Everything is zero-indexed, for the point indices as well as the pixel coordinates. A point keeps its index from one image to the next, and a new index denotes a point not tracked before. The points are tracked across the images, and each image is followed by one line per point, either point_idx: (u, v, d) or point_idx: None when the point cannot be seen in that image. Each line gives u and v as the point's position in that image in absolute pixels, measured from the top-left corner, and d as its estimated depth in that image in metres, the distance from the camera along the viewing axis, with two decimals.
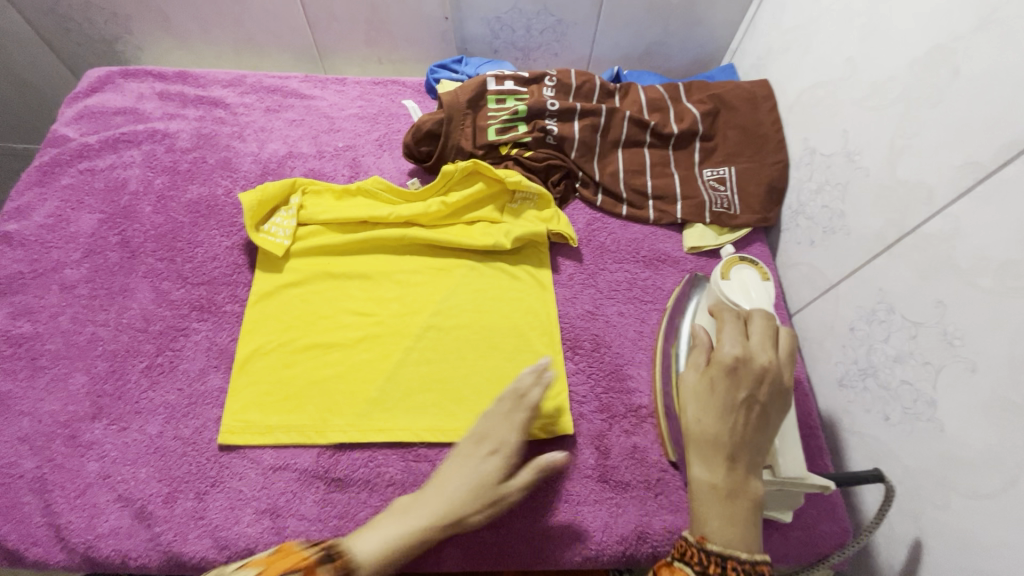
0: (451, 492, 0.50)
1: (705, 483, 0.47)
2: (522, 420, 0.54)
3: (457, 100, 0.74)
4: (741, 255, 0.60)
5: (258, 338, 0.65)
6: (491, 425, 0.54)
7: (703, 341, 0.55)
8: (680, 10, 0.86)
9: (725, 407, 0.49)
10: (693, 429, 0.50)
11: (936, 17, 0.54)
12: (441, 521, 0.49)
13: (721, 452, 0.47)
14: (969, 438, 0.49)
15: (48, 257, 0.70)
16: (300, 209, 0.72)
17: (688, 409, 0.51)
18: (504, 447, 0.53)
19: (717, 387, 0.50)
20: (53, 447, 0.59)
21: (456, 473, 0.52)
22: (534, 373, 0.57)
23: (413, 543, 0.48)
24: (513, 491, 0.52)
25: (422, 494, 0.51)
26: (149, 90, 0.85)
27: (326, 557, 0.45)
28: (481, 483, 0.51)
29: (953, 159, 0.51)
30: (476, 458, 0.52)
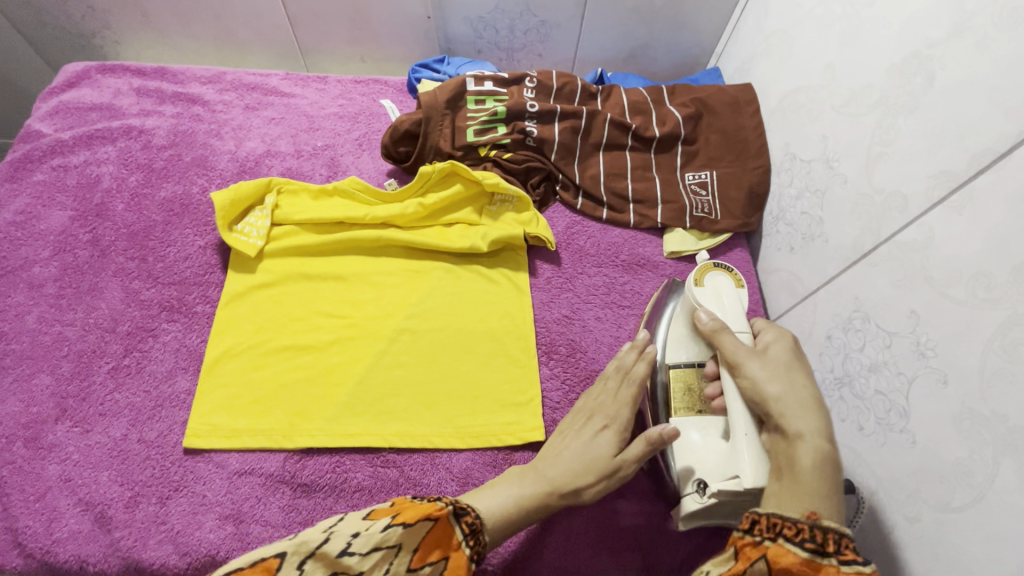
0: (566, 465, 0.53)
1: (820, 454, 0.46)
2: (631, 396, 0.57)
3: (435, 100, 0.73)
4: (715, 261, 0.61)
5: (227, 340, 0.64)
6: (599, 403, 0.57)
7: (718, 325, 0.55)
8: (663, 13, 0.86)
9: (813, 382, 0.51)
10: (799, 398, 0.49)
11: (912, 24, 0.53)
12: (560, 488, 0.52)
13: (825, 424, 0.48)
14: (940, 450, 0.48)
15: (16, 254, 0.69)
16: (275, 209, 0.71)
17: (780, 381, 0.50)
18: (614, 422, 0.56)
19: (802, 366, 0.52)
20: (14, 450, 0.57)
21: (571, 444, 0.55)
22: (635, 350, 0.58)
23: (534, 505, 0.52)
24: (628, 464, 0.53)
25: (539, 463, 0.55)
26: (127, 86, 0.84)
27: (458, 510, 0.48)
28: (594, 456, 0.54)
29: (927, 168, 0.50)
30: (589, 431, 0.56)
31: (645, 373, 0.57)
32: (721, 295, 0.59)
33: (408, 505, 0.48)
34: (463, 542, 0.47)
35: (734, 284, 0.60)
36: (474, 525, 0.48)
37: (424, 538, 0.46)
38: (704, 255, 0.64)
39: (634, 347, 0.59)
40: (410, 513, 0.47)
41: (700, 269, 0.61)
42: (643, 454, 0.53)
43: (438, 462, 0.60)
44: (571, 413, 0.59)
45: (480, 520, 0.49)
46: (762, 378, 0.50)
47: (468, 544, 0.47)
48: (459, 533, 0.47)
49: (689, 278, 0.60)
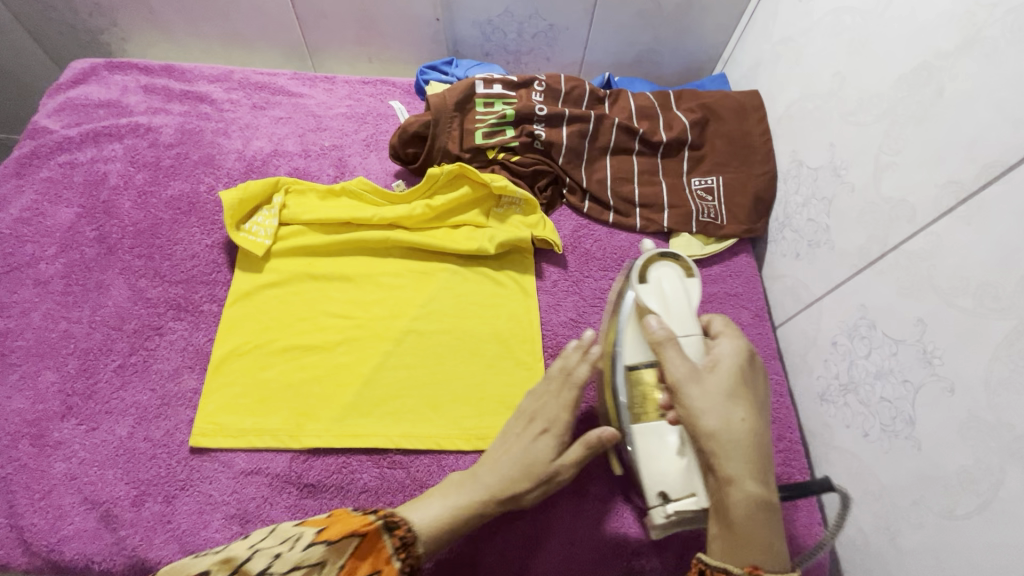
0: (505, 471, 0.54)
1: (759, 499, 0.47)
2: (572, 399, 0.57)
3: (444, 102, 0.73)
4: (662, 253, 0.58)
5: (234, 339, 0.64)
6: (541, 405, 0.57)
7: (666, 335, 0.51)
8: (671, 18, 0.86)
9: (754, 410, 0.49)
10: (736, 434, 0.47)
11: (921, 35, 0.54)
12: (498, 496, 0.53)
13: (764, 461, 0.48)
14: (945, 458, 0.48)
15: (23, 251, 0.69)
16: (282, 209, 0.71)
17: (715, 413, 0.48)
18: (555, 426, 0.56)
19: (745, 391, 0.50)
20: (19, 447, 0.57)
21: (511, 448, 0.55)
22: (580, 351, 0.58)
23: (472, 516, 0.52)
24: (564, 468, 0.55)
25: (477, 470, 0.55)
26: (134, 84, 0.84)
27: (390, 524, 0.48)
28: (532, 461, 0.54)
29: (935, 178, 0.51)
30: (529, 435, 0.56)
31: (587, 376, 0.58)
32: (663, 285, 0.55)
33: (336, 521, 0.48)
34: (394, 556, 0.47)
35: (681, 273, 0.57)
36: (406, 539, 0.48)
37: (349, 554, 0.46)
38: (648, 243, 0.62)
39: (580, 346, 0.59)
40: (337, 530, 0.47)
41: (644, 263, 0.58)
42: (580, 458, 0.55)
43: (444, 464, 0.60)
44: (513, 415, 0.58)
45: (414, 534, 0.48)
46: (700, 411, 0.48)
47: (399, 558, 0.47)
48: (389, 547, 0.47)
49: (635, 275, 0.57)
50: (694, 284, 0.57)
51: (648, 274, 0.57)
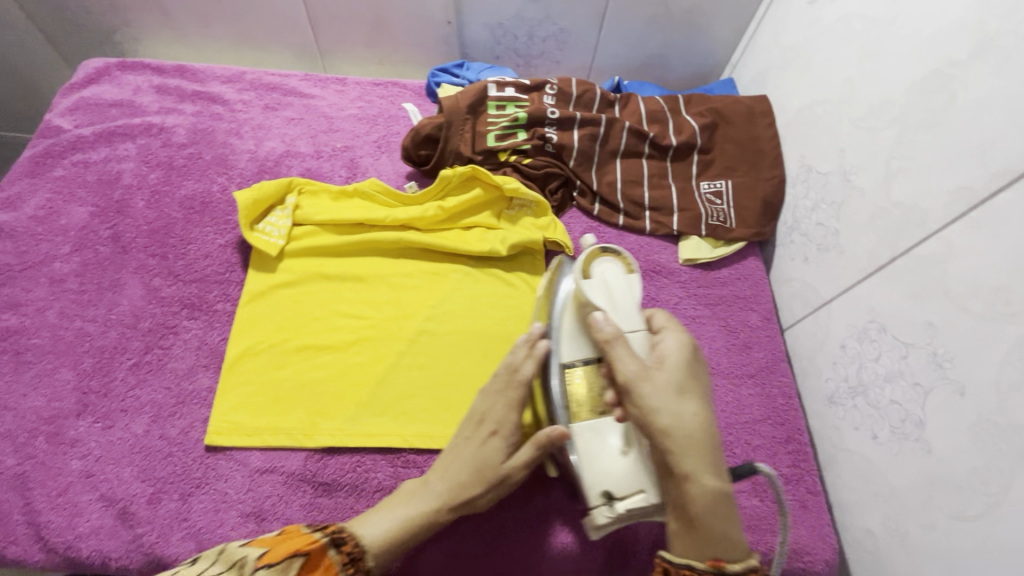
0: (455, 477, 0.54)
1: (716, 491, 0.48)
2: (519, 399, 0.56)
3: (457, 105, 0.74)
4: (603, 248, 0.58)
5: (248, 339, 0.65)
6: (490, 405, 0.57)
7: (613, 333, 0.52)
8: (681, 23, 0.87)
9: (703, 403, 0.51)
10: (689, 429, 0.48)
11: (932, 43, 0.54)
12: (448, 503, 0.53)
13: (716, 453, 0.49)
14: (956, 461, 0.49)
15: (37, 249, 0.69)
16: (296, 209, 0.71)
17: (667, 409, 0.49)
18: (503, 427, 0.55)
19: (692, 385, 0.51)
20: (36, 444, 0.58)
21: (460, 453, 0.55)
22: (527, 347, 0.58)
23: (424, 526, 0.52)
24: (514, 470, 0.54)
25: (430, 478, 0.55)
26: (147, 84, 0.84)
27: (337, 539, 0.48)
28: (482, 464, 0.54)
29: (946, 185, 0.52)
30: (478, 438, 0.55)
31: (532, 374, 0.57)
32: (609, 284, 0.56)
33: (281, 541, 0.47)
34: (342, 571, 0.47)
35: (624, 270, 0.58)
36: (354, 555, 0.48)
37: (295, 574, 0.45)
38: (589, 239, 0.62)
39: (525, 342, 0.58)
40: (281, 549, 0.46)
41: (588, 261, 0.58)
42: (530, 459, 0.54)
43: None
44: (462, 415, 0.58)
45: (362, 550, 0.49)
46: (653, 407, 0.49)
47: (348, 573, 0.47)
48: (337, 561, 0.47)
49: (577, 272, 0.57)
50: (637, 279, 0.57)
51: (592, 270, 0.57)
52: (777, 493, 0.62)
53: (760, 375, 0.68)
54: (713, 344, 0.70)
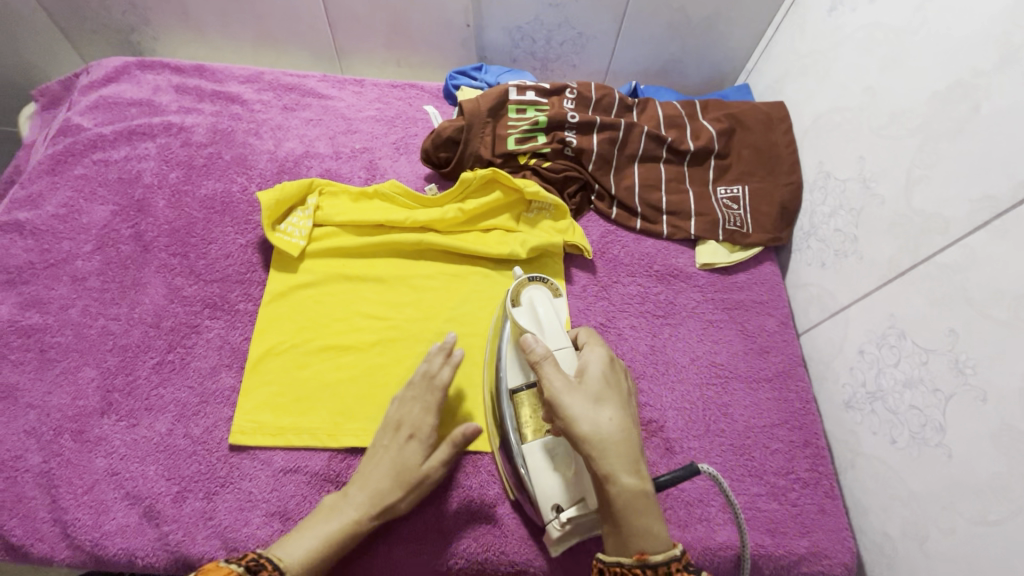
0: (376, 483, 0.55)
1: (636, 490, 0.45)
2: (435, 402, 0.59)
3: (478, 108, 0.74)
4: (530, 278, 0.61)
5: (271, 339, 0.65)
6: (405, 412, 0.59)
7: (544, 353, 0.51)
8: (698, 29, 0.88)
9: (621, 405, 0.49)
10: (609, 434, 0.46)
11: (957, 53, 0.55)
12: (370, 510, 0.54)
13: (637, 452, 0.47)
14: (977, 466, 0.50)
15: (59, 247, 0.69)
16: (317, 210, 0.72)
17: (583, 414, 0.47)
18: (420, 430, 0.58)
19: (609, 388, 0.50)
20: (61, 442, 0.58)
21: (380, 461, 0.56)
22: (442, 354, 0.61)
23: (347, 539, 0.52)
24: (434, 470, 0.57)
25: (349, 489, 0.55)
26: (166, 83, 0.85)
27: (254, 566, 0.45)
28: (403, 466, 0.56)
29: (971, 193, 0.52)
30: (397, 443, 0.57)
31: (449, 378, 0.60)
32: (537, 309, 0.58)
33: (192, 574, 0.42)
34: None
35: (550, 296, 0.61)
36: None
37: None
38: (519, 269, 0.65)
39: (440, 350, 0.61)
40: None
41: (516, 288, 0.61)
42: (449, 457, 0.58)
43: (479, 464, 0.61)
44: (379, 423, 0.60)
45: (282, 571, 0.46)
46: (573, 417, 0.47)
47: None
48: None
49: (507, 303, 0.60)
50: (561, 305, 0.61)
51: (522, 297, 0.60)
52: (796, 497, 0.62)
53: (778, 379, 0.69)
54: (731, 349, 0.71)
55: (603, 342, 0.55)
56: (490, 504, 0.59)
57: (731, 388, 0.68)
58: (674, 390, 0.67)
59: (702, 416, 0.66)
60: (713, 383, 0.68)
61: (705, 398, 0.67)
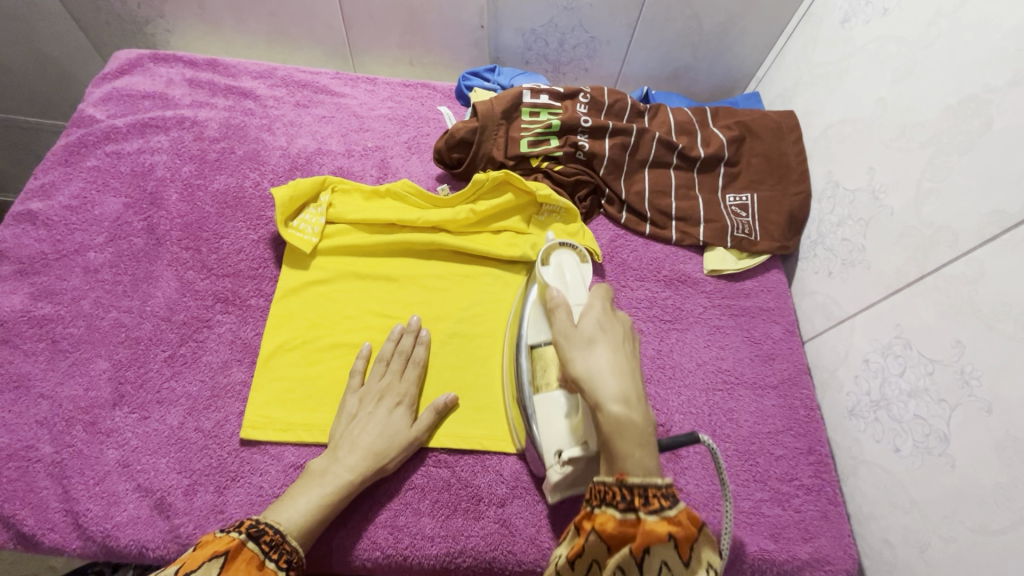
0: (367, 445, 0.57)
1: (623, 420, 0.44)
2: (417, 374, 0.63)
3: (492, 110, 0.74)
4: (560, 242, 0.64)
5: (283, 334, 0.65)
6: (389, 382, 0.62)
7: (559, 301, 0.54)
8: (710, 37, 0.88)
9: (618, 346, 0.49)
10: (599, 364, 0.47)
11: (970, 69, 0.56)
12: (363, 472, 0.56)
13: (630, 384, 0.46)
14: (980, 475, 0.51)
15: (72, 238, 0.69)
16: (329, 207, 0.72)
17: (577, 351, 0.48)
18: (406, 398, 0.62)
19: (605, 329, 0.50)
20: (73, 433, 0.58)
21: (367, 426, 0.59)
22: (411, 334, 0.65)
23: (342, 497, 0.54)
24: (422, 433, 0.60)
25: (338, 450, 0.57)
26: (179, 76, 0.84)
27: (255, 532, 0.48)
28: (392, 429, 0.59)
29: (980, 208, 0.53)
30: (383, 410, 0.60)
31: (425, 354, 0.65)
32: (564, 270, 0.60)
33: (194, 547, 0.46)
34: (266, 559, 0.47)
35: (577, 260, 0.62)
36: (276, 541, 0.48)
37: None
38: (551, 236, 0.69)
39: (407, 331, 0.65)
40: (197, 553, 0.45)
41: (546, 250, 0.64)
42: (433, 421, 0.61)
43: (487, 464, 0.62)
44: (357, 396, 0.62)
45: (283, 534, 0.49)
46: (569, 355, 0.49)
47: (273, 560, 0.48)
48: (258, 552, 0.47)
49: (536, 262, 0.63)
50: (588, 270, 0.62)
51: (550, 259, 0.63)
52: (799, 503, 0.63)
53: (783, 386, 0.70)
54: (737, 355, 0.71)
55: (611, 291, 0.54)
56: (498, 503, 0.60)
57: (736, 394, 0.69)
58: (680, 395, 0.68)
59: (708, 421, 0.67)
60: (720, 388, 0.69)
61: (711, 404, 0.68)
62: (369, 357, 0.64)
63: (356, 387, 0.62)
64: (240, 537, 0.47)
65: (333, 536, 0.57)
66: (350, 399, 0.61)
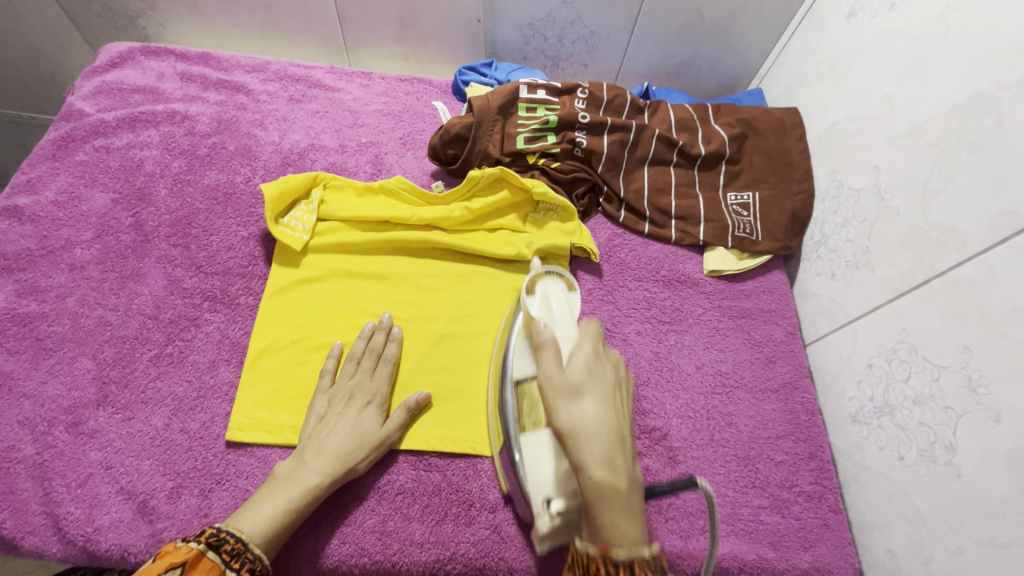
0: (335, 447, 0.56)
1: (606, 487, 0.41)
2: (388, 372, 0.62)
3: (488, 106, 0.72)
4: (546, 268, 0.60)
5: (272, 333, 0.64)
6: (359, 382, 0.61)
7: (548, 337, 0.50)
8: (712, 33, 0.87)
9: (606, 397, 0.44)
10: (585, 421, 0.43)
11: (980, 65, 0.54)
12: (330, 473, 0.54)
13: (617, 445, 0.42)
14: (987, 487, 0.49)
15: (58, 234, 0.68)
16: (321, 204, 0.70)
17: (563, 403, 0.44)
18: (377, 397, 0.60)
19: (593, 377, 0.46)
20: (56, 434, 0.57)
21: (336, 426, 0.57)
22: (382, 332, 0.63)
23: (308, 501, 0.53)
24: (393, 433, 0.59)
25: (305, 453, 0.55)
26: (171, 70, 0.83)
27: (216, 541, 0.48)
28: (362, 429, 0.57)
29: (990, 209, 0.52)
30: (352, 410, 0.58)
31: (397, 352, 0.63)
32: (550, 300, 0.56)
33: (154, 557, 0.46)
34: (227, 569, 0.47)
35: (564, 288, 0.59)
36: (237, 549, 0.48)
37: None
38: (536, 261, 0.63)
39: (379, 328, 0.64)
40: (155, 564, 0.45)
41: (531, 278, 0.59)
42: (405, 421, 0.60)
43: (479, 468, 0.60)
44: (326, 397, 0.60)
45: (246, 542, 0.48)
46: (553, 407, 0.44)
47: (234, 569, 0.47)
48: (218, 562, 0.47)
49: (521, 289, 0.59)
50: (575, 298, 0.58)
51: (536, 287, 0.58)
52: (799, 511, 0.61)
53: (783, 390, 0.68)
54: (737, 357, 0.70)
55: (602, 327, 0.50)
56: (490, 509, 0.58)
57: (735, 398, 0.67)
58: (678, 399, 0.66)
59: (706, 426, 0.65)
60: (719, 392, 0.67)
61: (710, 407, 0.66)
62: (340, 356, 0.62)
63: (326, 388, 0.60)
64: (199, 547, 0.47)
65: (320, 540, 0.55)
66: (319, 400, 0.59)
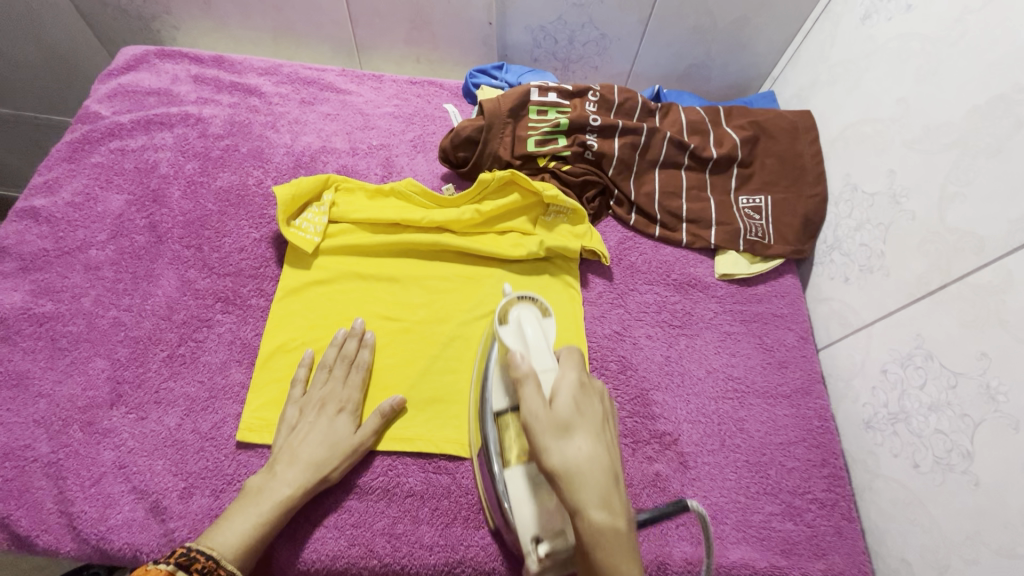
0: (308, 456, 0.55)
1: (606, 529, 0.40)
2: (360, 379, 0.61)
3: (499, 108, 0.72)
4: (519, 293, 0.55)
5: (283, 335, 0.64)
6: (331, 390, 0.60)
7: (528, 370, 0.46)
8: (724, 34, 0.86)
9: (595, 433, 0.43)
10: (580, 463, 0.41)
11: (998, 69, 0.54)
12: (303, 483, 0.54)
13: (611, 485, 0.41)
14: (1006, 497, 0.48)
15: (74, 235, 0.69)
16: (332, 206, 0.70)
17: (554, 445, 0.41)
18: (349, 404, 0.60)
19: (582, 411, 0.44)
20: (70, 433, 0.58)
21: (307, 436, 0.57)
22: (355, 339, 0.63)
23: (281, 513, 0.53)
24: (366, 440, 0.58)
25: (276, 465, 0.55)
26: (184, 73, 0.84)
27: (185, 561, 0.47)
28: (334, 437, 0.57)
29: (1009, 214, 0.51)
30: (325, 419, 0.58)
31: (370, 358, 0.63)
32: (523, 326, 0.52)
33: None
34: None
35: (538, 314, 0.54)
36: (208, 568, 0.47)
37: None
38: (509, 288, 0.60)
39: (351, 335, 0.63)
40: None
41: (504, 305, 0.55)
42: (379, 427, 0.59)
43: None
44: (297, 406, 0.59)
45: (216, 559, 0.48)
46: (545, 450, 0.42)
47: None
48: None
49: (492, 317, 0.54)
50: (552, 324, 0.53)
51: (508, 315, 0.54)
52: (812, 518, 0.61)
53: (795, 396, 0.67)
54: (748, 362, 0.69)
55: (582, 357, 0.49)
56: None
57: (747, 403, 0.67)
58: (689, 403, 0.66)
59: (717, 431, 0.65)
60: (730, 397, 0.67)
61: (721, 413, 0.66)
62: (311, 364, 0.62)
63: (296, 398, 0.60)
64: (169, 568, 0.46)
65: (330, 541, 0.55)
66: (290, 409, 0.59)
